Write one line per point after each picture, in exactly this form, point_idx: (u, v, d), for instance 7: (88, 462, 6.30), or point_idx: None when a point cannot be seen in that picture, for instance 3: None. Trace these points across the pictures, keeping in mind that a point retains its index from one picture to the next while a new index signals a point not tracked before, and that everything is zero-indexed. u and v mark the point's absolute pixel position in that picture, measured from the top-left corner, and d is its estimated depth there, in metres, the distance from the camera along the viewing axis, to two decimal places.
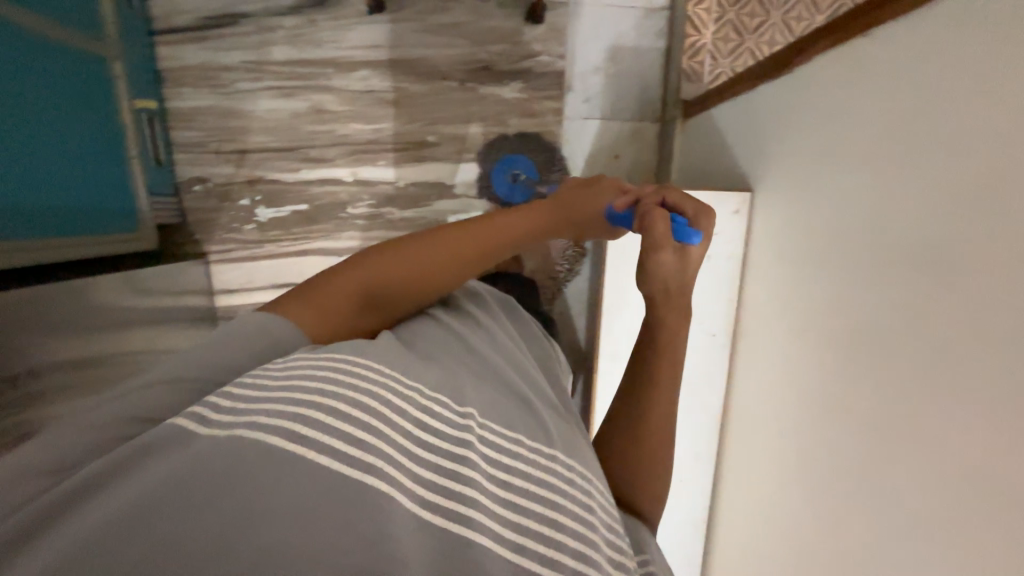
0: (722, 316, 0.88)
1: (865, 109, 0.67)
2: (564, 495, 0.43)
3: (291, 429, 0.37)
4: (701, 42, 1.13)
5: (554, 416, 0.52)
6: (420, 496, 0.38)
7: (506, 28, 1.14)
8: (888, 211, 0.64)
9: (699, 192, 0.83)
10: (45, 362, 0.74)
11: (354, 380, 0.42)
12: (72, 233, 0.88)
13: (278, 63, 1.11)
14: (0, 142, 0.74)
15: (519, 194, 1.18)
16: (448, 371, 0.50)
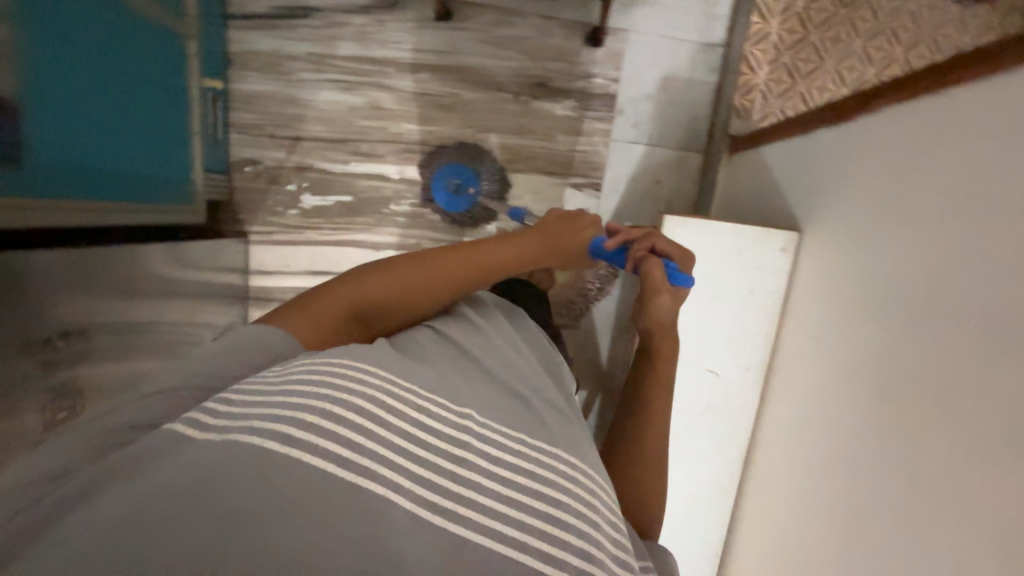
0: (756, 351, 0.89)
1: (921, 165, 0.68)
2: (567, 491, 0.44)
3: (284, 432, 0.38)
4: (754, 81, 1.16)
5: (552, 414, 0.53)
6: (418, 496, 0.39)
7: (566, 48, 1.17)
8: (933, 264, 0.64)
9: (750, 227, 0.84)
10: (80, 327, 0.75)
11: (347, 382, 0.44)
12: (126, 198, 0.89)
13: (342, 57, 1.14)
14: (73, 103, 0.76)
15: (461, 203, 1.19)
16: (444, 373, 0.51)
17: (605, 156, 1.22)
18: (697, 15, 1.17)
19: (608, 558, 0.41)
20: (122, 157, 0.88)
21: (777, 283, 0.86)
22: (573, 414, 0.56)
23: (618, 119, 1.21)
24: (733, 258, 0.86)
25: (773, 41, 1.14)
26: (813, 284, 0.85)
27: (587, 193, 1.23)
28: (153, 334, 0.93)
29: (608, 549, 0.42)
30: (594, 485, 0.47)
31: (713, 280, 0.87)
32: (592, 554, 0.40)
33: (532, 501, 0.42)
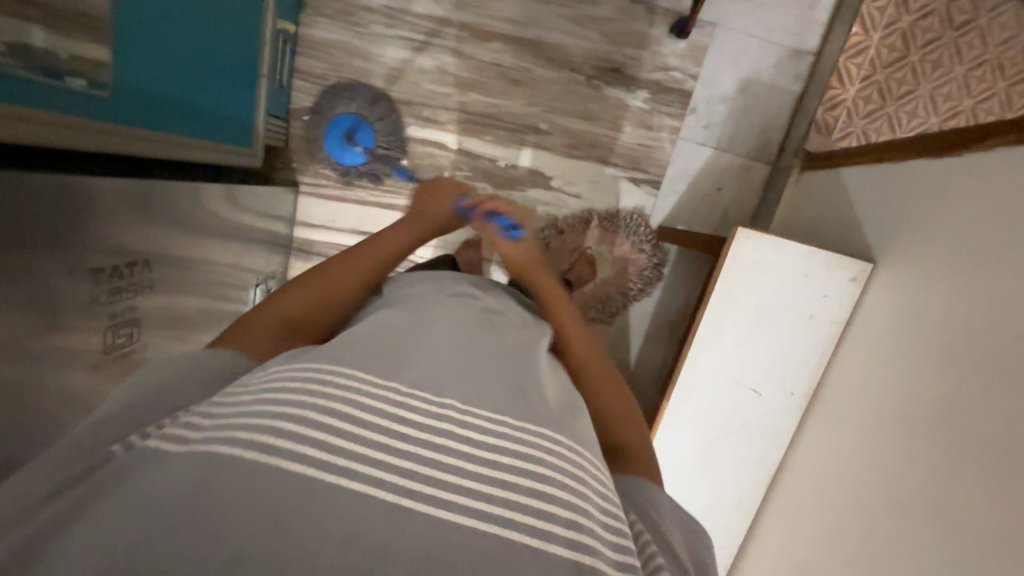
0: (803, 377, 0.86)
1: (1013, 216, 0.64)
2: (555, 467, 0.40)
3: (252, 441, 0.34)
4: (842, 96, 1.07)
5: (549, 401, 0.47)
6: (403, 486, 0.35)
7: (648, 36, 1.12)
8: (1010, 323, 0.60)
9: (822, 252, 0.81)
10: (149, 258, 0.78)
11: (313, 378, 0.39)
12: (189, 135, 0.88)
13: (417, 15, 1.11)
14: (152, 33, 0.73)
15: (353, 154, 1.14)
16: (422, 355, 0.45)
17: (668, 154, 1.19)
18: (793, 18, 1.11)
19: (600, 531, 0.38)
20: (190, 94, 0.86)
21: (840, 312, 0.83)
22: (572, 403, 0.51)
23: (689, 117, 1.16)
24: (797, 281, 0.83)
25: (870, 55, 1.05)
26: (876, 320, 0.81)
27: (644, 189, 1.21)
28: (206, 274, 0.95)
29: (599, 521, 0.39)
30: (586, 462, 0.43)
31: (774, 299, 0.84)
32: (580, 525, 0.37)
33: (521, 483, 0.38)
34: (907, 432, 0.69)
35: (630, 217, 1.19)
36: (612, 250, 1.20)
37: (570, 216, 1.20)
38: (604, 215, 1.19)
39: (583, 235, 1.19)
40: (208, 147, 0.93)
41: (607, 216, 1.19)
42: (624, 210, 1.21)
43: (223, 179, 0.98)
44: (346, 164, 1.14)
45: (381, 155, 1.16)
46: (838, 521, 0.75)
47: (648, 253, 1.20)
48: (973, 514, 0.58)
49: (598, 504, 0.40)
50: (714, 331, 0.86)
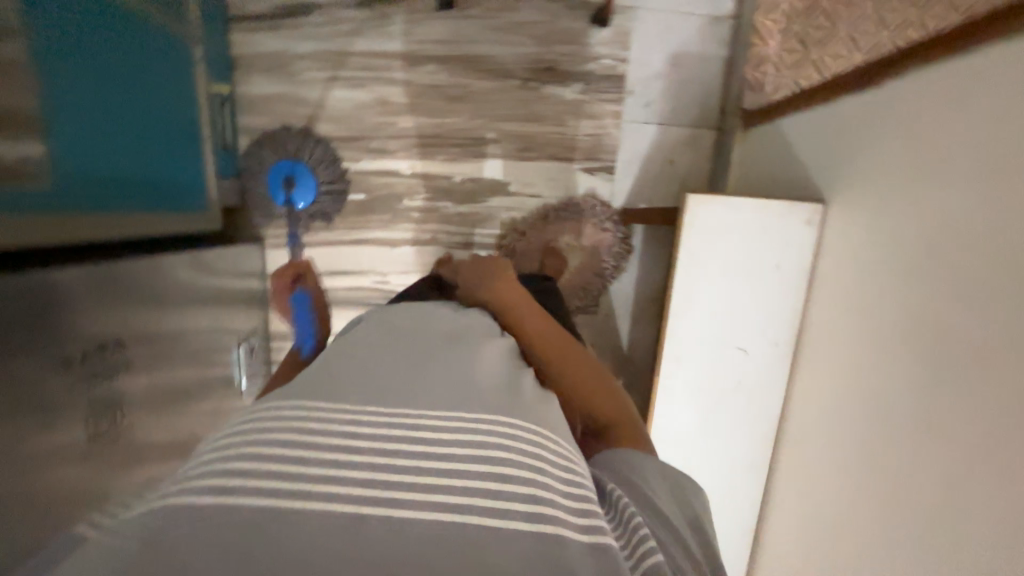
0: (784, 324, 0.87)
1: (944, 133, 0.66)
2: (512, 449, 0.40)
3: (188, 487, 0.33)
4: (766, 52, 1.12)
5: (505, 393, 0.48)
6: (351, 493, 0.34)
7: (573, 30, 1.15)
8: (965, 233, 0.62)
9: (773, 202, 0.82)
10: (127, 336, 0.79)
11: (254, 423, 0.40)
12: (136, 210, 0.87)
13: (347, 54, 1.13)
14: (73, 113, 0.73)
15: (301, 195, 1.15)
16: (377, 378, 0.47)
17: (616, 138, 1.21)
18: None
19: (562, 500, 0.38)
20: (132, 171, 0.86)
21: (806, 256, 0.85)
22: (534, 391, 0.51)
23: (629, 99, 1.19)
24: (757, 235, 0.85)
25: (784, 10, 1.09)
26: (841, 257, 0.83)
27: (601, 177, 1.23)
28: (189, 342, 0.95)
29: (560, 492, 0.38)
30: (544, 442, 0.43)
31: (741, 256, 0.85)
32: (537, 495, 0.36)
33: (475, 468, 0.38)
34: (894, 359, 0.70)
35: (587, 203, 1.22)
36: (578, 236, 1.23)
37: (531, 215, 1.23)
38: (559, 206, 1.22)
39: (544, 231, 1.22)
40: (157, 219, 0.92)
41: (562, 206, 1.22)
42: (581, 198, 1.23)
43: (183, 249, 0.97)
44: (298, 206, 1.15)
45: (328, 191, 1.16)
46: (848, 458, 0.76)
47: (613, 229, 1.23)
48: (972, 424, 0.58)
49: (556, 476, 0.40)
50: (688, 299, 0.87)
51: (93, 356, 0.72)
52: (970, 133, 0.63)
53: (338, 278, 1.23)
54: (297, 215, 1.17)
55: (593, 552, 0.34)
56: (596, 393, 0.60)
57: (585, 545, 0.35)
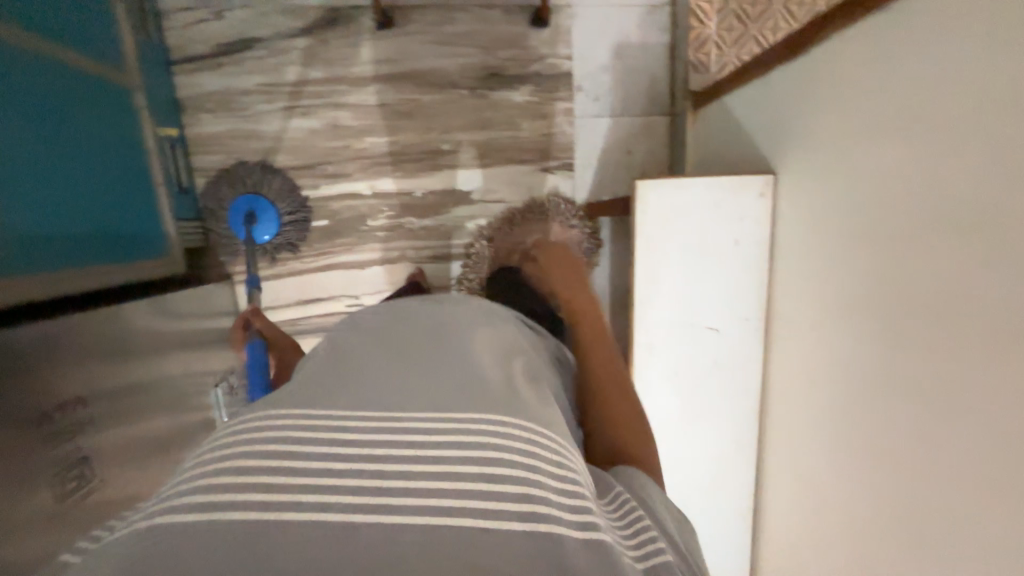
0: (752, 299, 0.87)
1: (878, 91, 0.67)
2: (502, 447, 0.43)
3: (200, 501, 0.38)
4: (706, 33, 1.14)
5: (497, 385, 0.50)
6: (349, 503, 0.38)
7: (514, 34, 1.16)
8: (912, 184, 0.63)
9: (723, 178, 0.83)
10: (90, 390, 0.79)
11: (254, 435, 0.43)
12: (96, 259, 0.87)
13: (293, 83, 1.13)
14: (19, 172, 0.74)
15: (264, 228, 1.14)
16: (389, 382, 0.50)
17: (571, 135, 1.22)
18: None
19: (554, 496, 0.41)
20: (82, 219, 0.85)
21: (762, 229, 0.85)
22: (521, 380, 0.53)
23: (578, 95, 1.20)
24: (712, 214, 0.85)
25: None
26: (797, 226, 0.83)
27: (561, 175, 1.23)
28: (151, 391, 0.93)
29: (552, 488, 0.41)
30: (537, 436, 0.45)
31: (700, 237, 0.85)
32: (527, 494, 0.40)
33: (464, 469, 0.41)
34: (869, 319, 0.70)
35: (551, 202, 1.21)
36: (544, 236, 1.20)
37: (496, 220, 1.22)
38: (522, 208, 1.21)
39: (511, 234, 1.20)
40: (118, 267, 0.92)
41: (525, 206, 1.21)
42: (548, 198, 1.22)
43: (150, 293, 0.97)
44: (263, 240, 1.15)
45: (290, 222, 1.16)
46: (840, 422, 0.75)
47: (579, 227, 1.22)
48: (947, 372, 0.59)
49: (549, 473, 0.43)
50: (654, 284, 0.87)
51: (50, 416, 0.71)
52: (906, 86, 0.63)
53: (311, 306, 1.23)
54: (262, 249, 1.16)
55: (585, 548, 0.38)
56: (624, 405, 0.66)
57: (579, 543, 0.38)
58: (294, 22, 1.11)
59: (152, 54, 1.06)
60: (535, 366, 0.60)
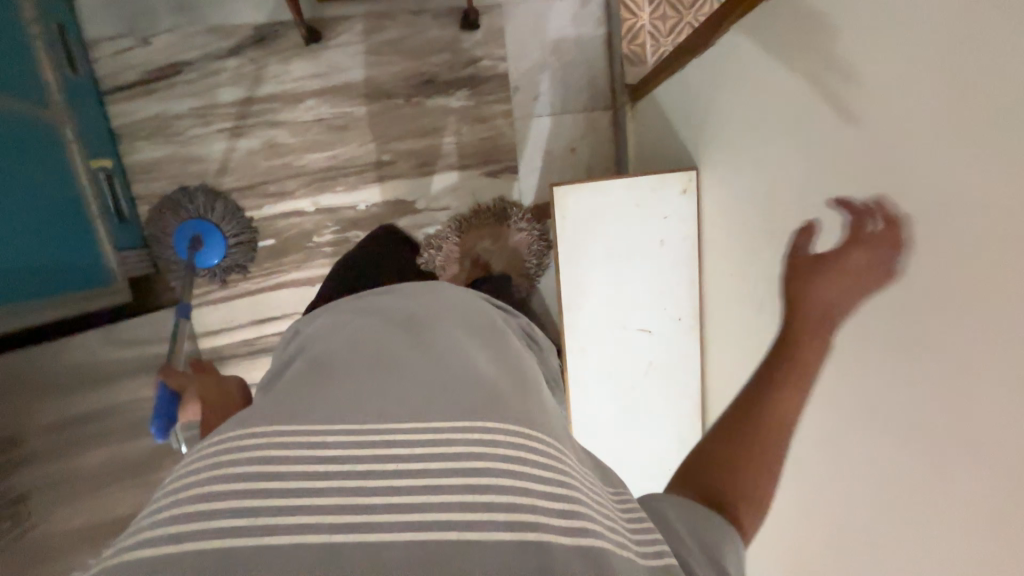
0: (683, 299, 0.86)
1: (777, 83, 0.65)
2: (488, 457, 0.42)
3: (170, 532, 0.36)
4: (639, 24, 1.11)
5: (482, 386, 0.48)
6: (332, 523, 0.37)
7: (446, 38, 1.14)
8: (811, 179, 0.61)
9: (641, 177, 0.82)
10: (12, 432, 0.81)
11: (227, 455, 0.41)
12: (22, 299, 0.87)
13: (227, 104, 1.13)
14: None
15: (212, 251, 1.14)
16: (369, 388, 0.47)
17: (512, 137, 1.20)
18: None
19: (541, 502, 0.39)
20: (17, 261, 0.86)
21: (688, 225, 0.85)
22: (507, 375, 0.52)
23: (517, 97, 1.18)
24: (635, 214, 0.83)
25: None
26: (718, 221, 0.81)
27: (505, 178, 1.22)
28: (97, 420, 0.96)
29: (539, 492, 0.40)
30: (521, 438, 0.44)
31: (624, 239, 0.84)
32: (516, 504, 0.38)
33: (447, 482, 0.40)
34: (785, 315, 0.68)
35: (498, 206, 1.20)
36: (492, 239, 1.18)
37: (443, 226, 1.21)
38: (469, 214, 1.19)
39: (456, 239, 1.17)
40: (47, 304, 0.92)
41: (471, 213, 1.19)
42: (500, 201, 1.21)
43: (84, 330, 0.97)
44: (212, 263, 1.14)
45: (237, 243, 1.15)
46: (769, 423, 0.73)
47: (528, 228, 1.18)
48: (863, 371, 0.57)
49: (536, 477, 0.41)
50: (582, 287, 0.85)
51: None
52: (801, 71, 0.60)
53: (265, 325, 1.24)
54: (211, 271, 1.16)
55: (577, 552, 0.36)
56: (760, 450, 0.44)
57: (568, 547, 0.37)
58: (222, 42, 1.10)
59: (81, 86, 1.05)
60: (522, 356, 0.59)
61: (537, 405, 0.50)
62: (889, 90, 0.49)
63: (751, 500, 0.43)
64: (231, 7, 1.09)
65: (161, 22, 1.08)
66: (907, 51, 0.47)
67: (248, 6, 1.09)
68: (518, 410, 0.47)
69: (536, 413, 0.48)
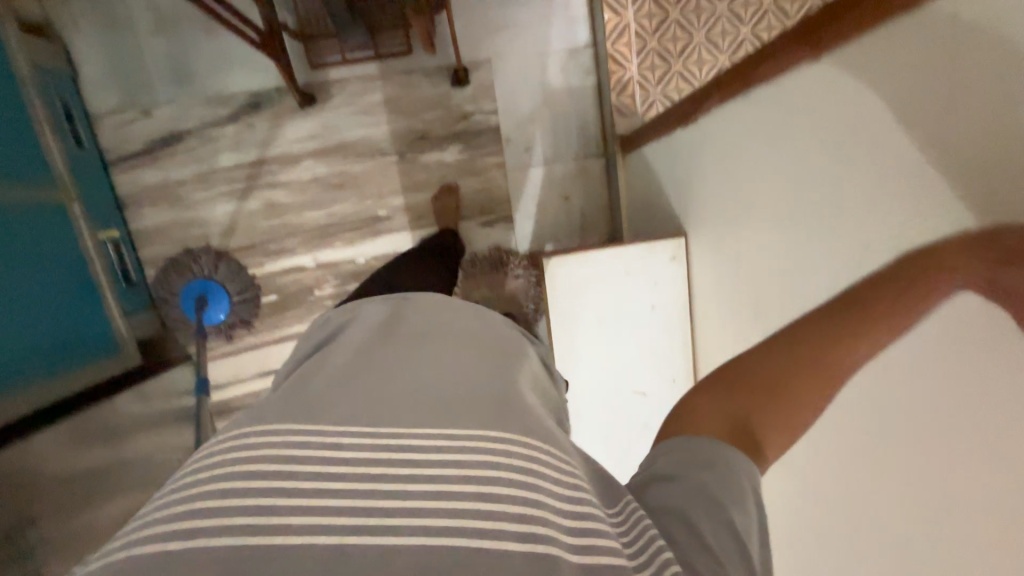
0: (676, 361, 0.87)
1: (748, 174, 0.65)
2: (500, 464, 0.39)
3: (174, 527, 0.34)
4: (627, 75, 1.11)
5: (505, 399, 0.46)
6: (340, 525, 0.34)
7: (437, 95, 1.16)
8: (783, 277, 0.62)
9: (629, 247, 0.83)
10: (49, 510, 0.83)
11: (241, 451, 0.39)
12: (53, 376, 0.91)
13: (227, 168, 1.16)
14: None
15: (217, 308, 1.16)
16: (394, 393, 0.46)
17: (506, 186, 1.21)
18: (557, 24, 1.15)
19: (552, 514, 0.36)
20: (32, 343, 0.89)
21: (677, 290, 0.85)
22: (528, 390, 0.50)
23: (508, 148, 1.19)
24: (626, 283, 0.85)
25: (633, 31, 1.09)
26: (707, 288, 0.81)
27: (500, 227, 1.23)
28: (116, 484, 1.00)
29: (550, 505, 0.37)
30: (538, 449, 0.41)
31: (611, 306, 0.85)
32: (527, 514, 0.35)
33: (457, 488, 0.37)
34: None
35: (494, 255, 1.19)
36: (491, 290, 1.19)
37: None
38: (467, 265, 1.19)
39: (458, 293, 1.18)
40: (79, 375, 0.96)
41: (469, 264, 1.19)
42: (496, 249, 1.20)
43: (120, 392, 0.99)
44: (220, 319, 1.16)
45: (242, 300, 1.17)
46: (787, 491, 0.72)
47: (525, 275, 1.18)
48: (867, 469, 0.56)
49: (552, 489, 0.38)
50: (576, 351, 0.86)
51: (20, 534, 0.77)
52: (772, 171, 0.60)
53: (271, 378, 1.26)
54: (217, 327, 1.18)
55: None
56: (818, 378, 0.41)
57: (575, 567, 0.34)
58: (219, 110, 1.13)
59: (85, 160, 1.08)
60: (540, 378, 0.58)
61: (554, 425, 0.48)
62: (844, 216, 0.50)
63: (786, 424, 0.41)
64: (228, 76, 1.12)
65: (161, 93, 1.12)
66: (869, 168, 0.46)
67: (244, 75, 1.12)
68: (534, 422, 0.44)
69: (555, 431, 0.46)
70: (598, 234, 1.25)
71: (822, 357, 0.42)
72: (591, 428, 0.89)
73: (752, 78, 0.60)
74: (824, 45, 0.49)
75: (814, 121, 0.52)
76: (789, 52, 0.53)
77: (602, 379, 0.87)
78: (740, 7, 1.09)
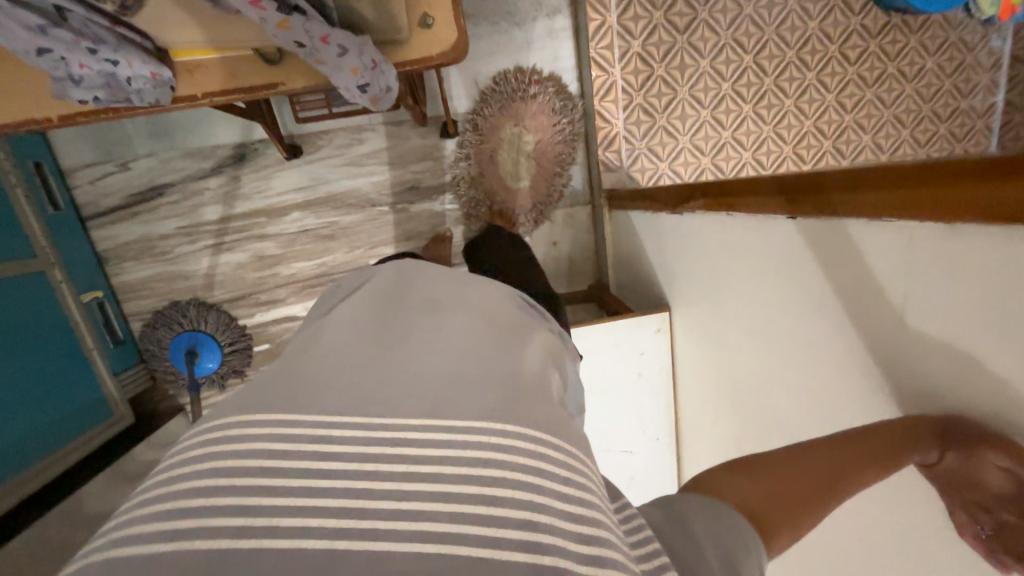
0: (660, 421, 0.94)
1: (733, 266, 0.69)
2: (506, 463, 0.34)
3: (139, 532, 0.30)
4: (614, 131, 1.14)
5: (512, 381, 0.40)
6: (331, 528, 0.29)
7: (426, 146, 1.16)
8: (761, 371, 0.66)
9: (620, 321, 0.89)
10: None
11: (224, 444, 0.34)
12: (57, 446, 0.90)
13: (212, 222, 1.14)
14: None
15: (206, 356, 1.10)
16: (387, 371, 0.40)
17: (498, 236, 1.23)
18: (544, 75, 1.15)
19: (562, 523, 0.32)
20: (39, 415, 0.88)
21: (662, 358, 0.92)
22: (537, 373, 0.44)
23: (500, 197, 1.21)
24: (615, 352, 0.91)
25: (620, 87, 1.12)
26: (689, 350, 0.86)
27: None
28: None
29: (558, 511, 0.32)
30: (545, 445, 0.36)
31: (602, 375, 0.91)
32: (532, 522, 0.31)
33: (455, 489, 0.32)
34: None
35: (512, 78, 1.12)
36: (519, 110, 1.12)
37: (468, 117, 1.14)
38: (486, 96, 1.12)
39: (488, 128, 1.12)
40: (81, 443, 0.95)
41: (487, 92, 1.12)
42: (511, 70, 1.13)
43: (116, 457, 1.00)
44: (213, 365, 1.11)
45: (234, 351, 1.13)
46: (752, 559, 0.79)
47: (540, 91, 1.12)
48: (820, 557, 0.63)
49: (561, 493, 0.34)
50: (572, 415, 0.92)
51: None
52: (751, 276, 0.65)
53: None
54: (210, 378, 1.14)
55: None
56: (836, 489, 0.40)
57: None
58: (201, 163, 1.11)
59: (63, 219, 1.05)
60: (552, 354, 0.52)
61: (564, 414, 0.42)
62: (813, 334, 0.56)
63: (798, 524, 0.38)
64: (210, 128, 1.10)
65: (139, 147, 1.09)
66: (832, 304, 0.53)
67: (227, 127, 1.10)
68: (545, 414, 0.39)
69: (568, 426, 0.40)
70: (584, 281, 1.30)
71: (842, 473, 0.41)
72: (605, 464, 0.93)
73: (733, 204, 0.65)
74: (798, 212, 0.55)
75: (772, 247, 0.60)
76: (763, 204, 0.59)
77: (601, 434, 0.93)
78: (722, 63, 1.13)
